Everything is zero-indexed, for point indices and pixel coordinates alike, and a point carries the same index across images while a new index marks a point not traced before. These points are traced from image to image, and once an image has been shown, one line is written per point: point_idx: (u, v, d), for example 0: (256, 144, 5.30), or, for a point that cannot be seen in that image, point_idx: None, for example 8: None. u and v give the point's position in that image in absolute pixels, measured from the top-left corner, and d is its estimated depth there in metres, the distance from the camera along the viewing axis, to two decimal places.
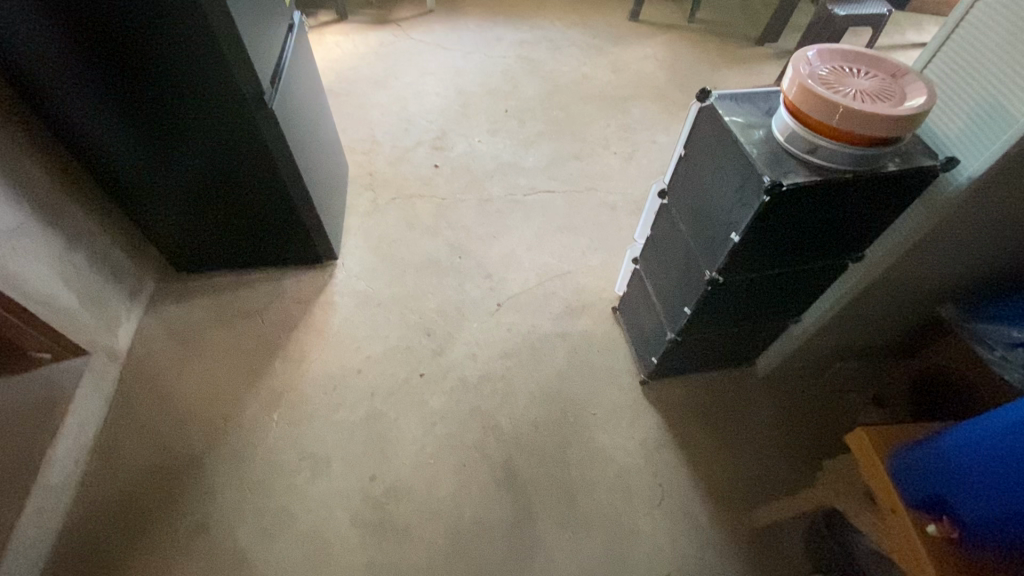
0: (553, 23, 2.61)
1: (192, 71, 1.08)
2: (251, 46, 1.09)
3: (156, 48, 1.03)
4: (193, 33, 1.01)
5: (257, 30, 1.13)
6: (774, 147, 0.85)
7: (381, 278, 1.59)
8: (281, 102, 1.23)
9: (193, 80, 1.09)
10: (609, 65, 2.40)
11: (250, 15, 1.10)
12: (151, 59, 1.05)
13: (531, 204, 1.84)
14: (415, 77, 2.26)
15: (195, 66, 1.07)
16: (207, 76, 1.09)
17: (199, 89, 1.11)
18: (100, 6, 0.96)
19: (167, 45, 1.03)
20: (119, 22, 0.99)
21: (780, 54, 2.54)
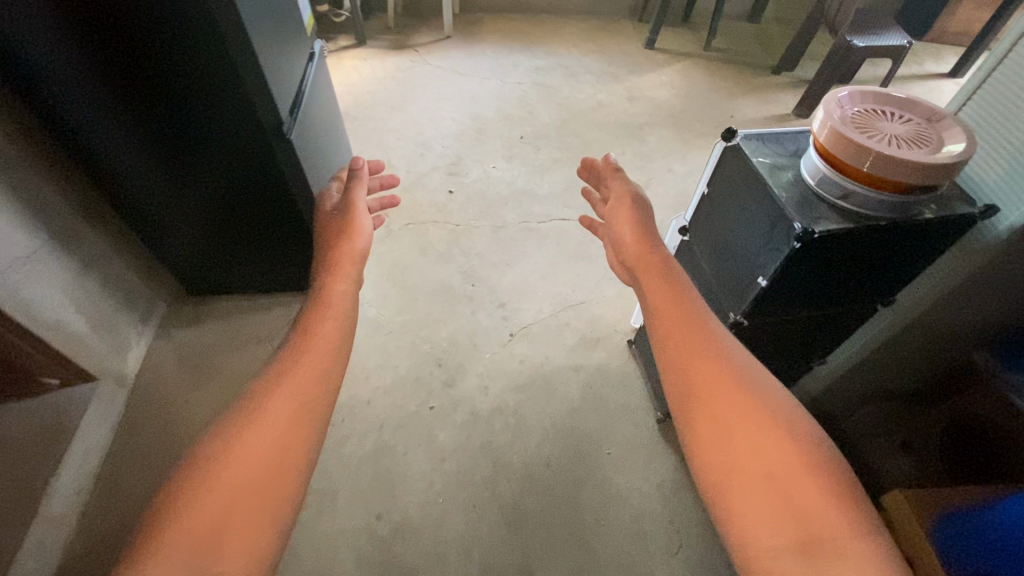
0: (570, 50, 2.63)
1: (208, 96, 1.07)
2: (267, 63, 1.07)
3: (168, 60, 1.01)
4: (205, 40, 0.99)
5: (277, 60, 1.13)
6: (803, 190, 0.82)
7: (393, 305, 1.58)
8: (292, 118, 1.20)
9: (209, 103, 1.09)
10: (625, 92, 2.41)
11: (268, 36, 1.08)
12: (163, 65, 1.02)
13: (544, 231, 1.82)
14: (431, 102, 2.28)
15: (212, 90, 1.06)
16: (218, 86, 1.06)
17: (210, 99, 1.08)
18: (113, 18, 0.95)
19: (178, 51, 1.00)
20: (132, 35, 0.97)
21: (797, 83, 2.53)
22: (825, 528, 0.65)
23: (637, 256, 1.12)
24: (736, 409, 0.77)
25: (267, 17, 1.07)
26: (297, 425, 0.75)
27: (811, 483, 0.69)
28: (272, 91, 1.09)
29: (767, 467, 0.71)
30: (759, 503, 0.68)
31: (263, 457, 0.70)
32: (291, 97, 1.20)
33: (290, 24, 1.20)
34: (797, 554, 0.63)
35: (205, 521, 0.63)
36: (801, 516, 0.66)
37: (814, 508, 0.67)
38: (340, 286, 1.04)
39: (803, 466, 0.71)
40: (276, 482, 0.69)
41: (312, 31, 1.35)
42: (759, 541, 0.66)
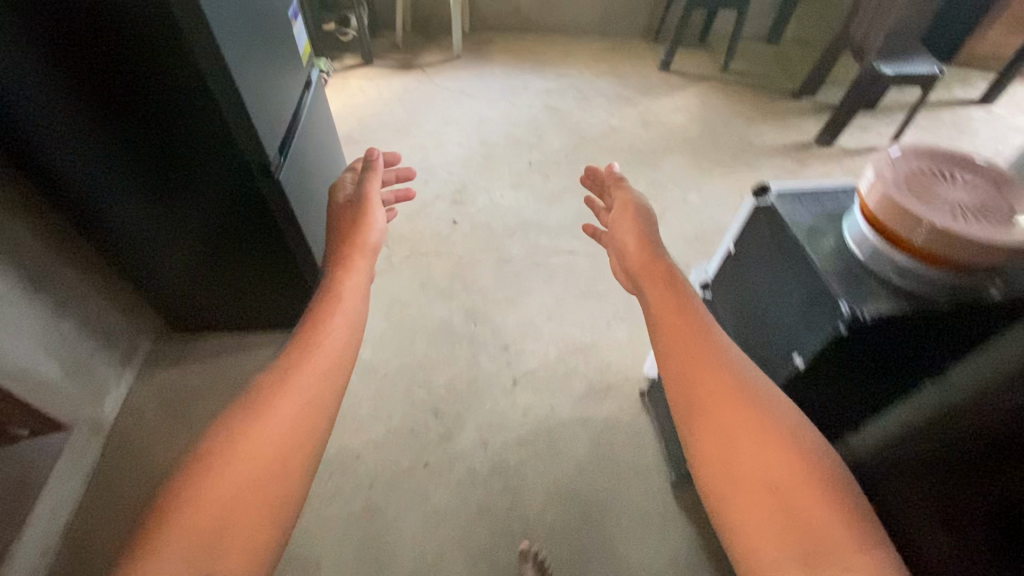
0: (582, 72, 2.56)
1: (191, 135, 1.00)
2: (250, 92, 0.99)
3: (148, 99, 0.94)
4: (178, 67, 0.90)
5: (265, 94, 1.05)
6: (848, 261, 0.72)
7: (389, 346, 1.48)
8: (278, 147, 1.11)
9: (192, 143, 1.01)
10: (638, 117, 2.32)
11: (252, 66, 1.00)
12: (133, 93, 0.93)
13: (552, 266, 1.72)
14: (437, 125, 2.21)
15: (195, 130, 0.99)
16: (194, 115, 0.97)
17: (186, 127, 0.98)
18: (91, 55, 0.88)
19: (150, 78, 0.91)
20: (111, 73, 0.90)
21: (819, 108, 2.43)
22: (827, 535, 0.55)
23: (642, 263, 1.04)
24: (731, 404, 0.67)
25: (252, 46, 1.00)
26: (310, 422, 0.67)
27: (813, 483, 0.59)
28: (254, 120, 1.00)
29: (762, 466, 0.61)
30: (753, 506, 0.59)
31: (270, 456, 0.62)
32: (279, 127, 1.11)
33: (280, 53, 1.12)
34: (797, 563, 0.54)
35: (205, 520, 0.55)
36: (800, 519, 0.56)
37: (814, 510, 0.57)
38: (353, 279, 0.95)
39: (804, 464, 0.61)
40: (285, 481, 0.61)
41: (309, 60, 1.28)
42: (754, 548, 0.57)
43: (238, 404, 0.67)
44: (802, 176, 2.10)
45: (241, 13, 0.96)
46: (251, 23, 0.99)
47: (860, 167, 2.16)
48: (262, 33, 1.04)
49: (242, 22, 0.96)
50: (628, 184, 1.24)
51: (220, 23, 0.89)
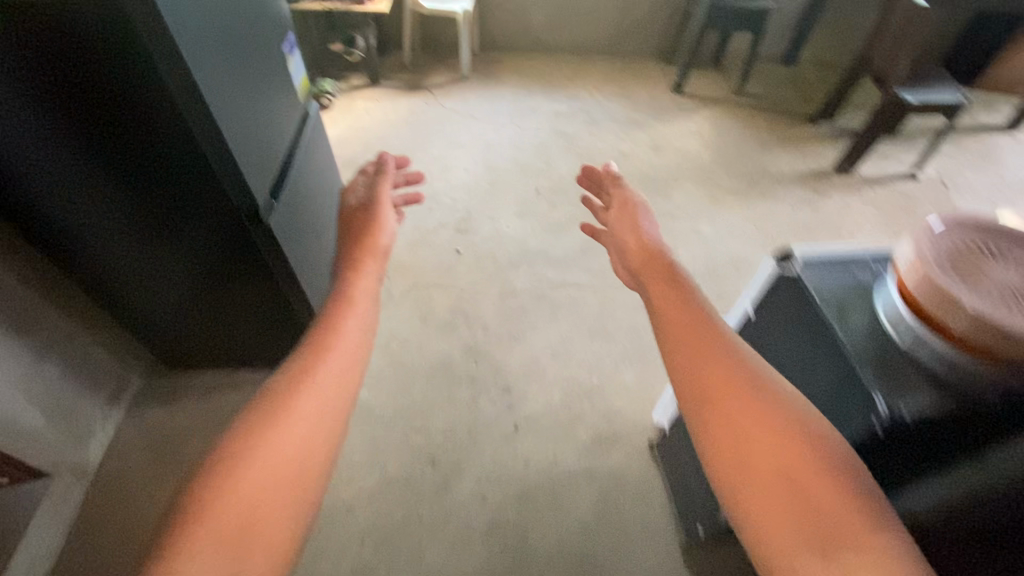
0: (592, 94, 2.51)
1: (179, 178, 0.95)
2: (236, 130, 0.92)
3: (134, 142, 0.89)
4: (154, 105, 0.84)
5: (257, 136, 1.00)
6: (883, 341, 0.65)
7: (386, 385, 1.42)
8: (268, 183, 1.05)
9: (181, 185, 0.96)
10: (649, 142, 2.26)
11: (240, 102, 0.94)
12: (110, 131, 0.87)
13: (558, 300, 1.66)
14: (443, 149, 2.17)
15: (183, 173, 0.94)
16: (174, 154, 0.91)
17: (167, 164, 0.93)
18: (73, 99, 0.83)
19: (127, 116, 0.85)
20: (94, 116, 0.85)
21: (837, 132, 2.35)
22: (842, 520, 0.50)
23: (640, 261, 1.03)
24: (734, 389, 0.62)
25: (241, 83, 0.94)
26: (327, 417, 0.64)
27: (823, 467, 0.54)
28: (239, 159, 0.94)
29: (770, 451, 0.56)
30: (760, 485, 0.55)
31: (295, 453, 0.59)
32: (269, 162, 1.05)
33: (273, 86, 1.06)
34: (814, 552, 0.49)
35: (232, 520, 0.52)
36: (813, 506, 0.52)
37: (826, 496, 0.52)
38: (364, 281, 0.93)
39: (812, 448, 0.56)
40: (309, 476, 0.59)
41: (306, 94, 1.23)
42: (768, 538, 0.52)
43: (259, 401, 0.63)
44: (820, 207, 2.03)
45: (228, 49, 0.90)
46: (239, 58, 0.93)
47: (881, 198, 2.08)
48: (252, 67, 0.98)
49: (228, 58, 0.90)
50: (624, 180, 1.26)
51: (201, 61, 0.83)
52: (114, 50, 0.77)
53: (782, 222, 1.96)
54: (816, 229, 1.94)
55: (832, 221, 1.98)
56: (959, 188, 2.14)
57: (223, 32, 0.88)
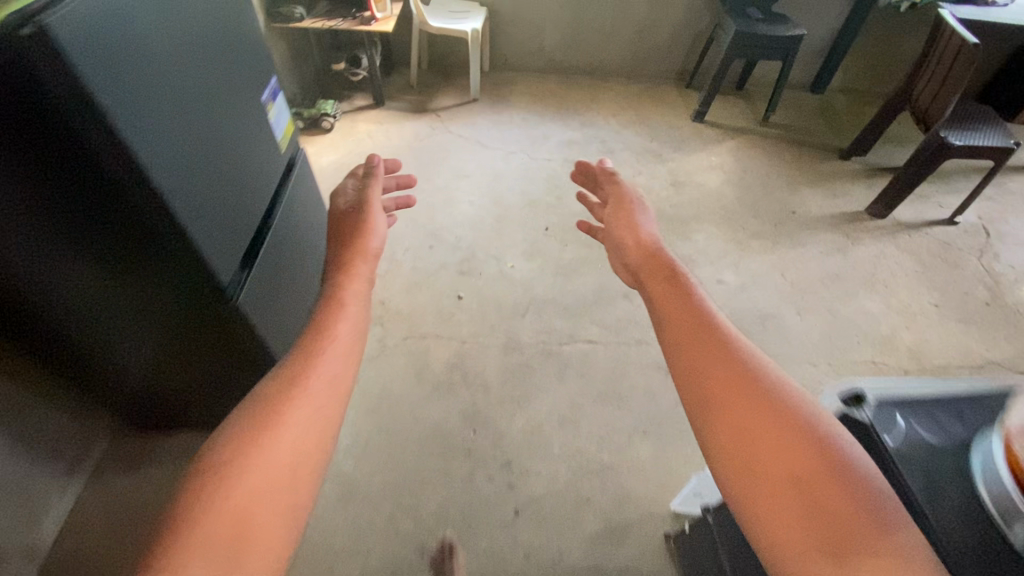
0: (607, 121, 2.39)
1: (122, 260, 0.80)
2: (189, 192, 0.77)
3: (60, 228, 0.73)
4: (86, 188, 0.69)
5: (223, 204, 0.86)
6: (994, 541, 0.50)
7: (375, 456, 1.29)
8: (233, 244, 0.90)
9: (124, 267, 0.81)
10: (667, 176, 2.13)
11: (195, 159, 0.78)
12: (20, 219, 0.70)
13: (567, 357, 1.52)
14: (449, 180, 2.05)
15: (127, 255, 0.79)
16: (115, 236, 0.76)
17: (101, 245, 0.77)
18: None
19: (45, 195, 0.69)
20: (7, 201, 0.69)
21: (869, 170, 2.20)
22: (854, 527, 0.41)
23: (642, 259, 0.91)
24: (738, 383, 0.52)
25: (196, 135, 0.78)
26: (335, 411, 0.53)
27: (834, 469, 0.45)
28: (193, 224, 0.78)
29: (772, 451, 0.47)
30: (768, 481, 0.45)
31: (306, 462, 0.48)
32: (233, 220, 0.90)
33: (241, 134, 0.91)
34: (825, 562, 0.40)
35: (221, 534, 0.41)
36: (821, 509, 0.42)
37: (837, 499, 0.43)
38: (357, 283, 0.86)
39: (821, 446, 0.46)
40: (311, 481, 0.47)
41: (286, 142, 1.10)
42: (773, 545, 0.43)
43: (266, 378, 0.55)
44: (852, 254, 1.88)
45: (179, 100, 0.74)
46: (195, 108, 0.78)
47: (919, 245, 1.92)
48: (213, 116, 0.82)
49: (180, 110, 0.74)
50: (620, 177, 1.16)
51: (139, 119, 0.67)
52: (12, 123, 0.61)
53: (812, 270, 1.81)
54: (849, 279, 1.79)
55: (866, 270, 1.83)
56: (1003, 236, 1.97)
57: (172, 81, 0.73)
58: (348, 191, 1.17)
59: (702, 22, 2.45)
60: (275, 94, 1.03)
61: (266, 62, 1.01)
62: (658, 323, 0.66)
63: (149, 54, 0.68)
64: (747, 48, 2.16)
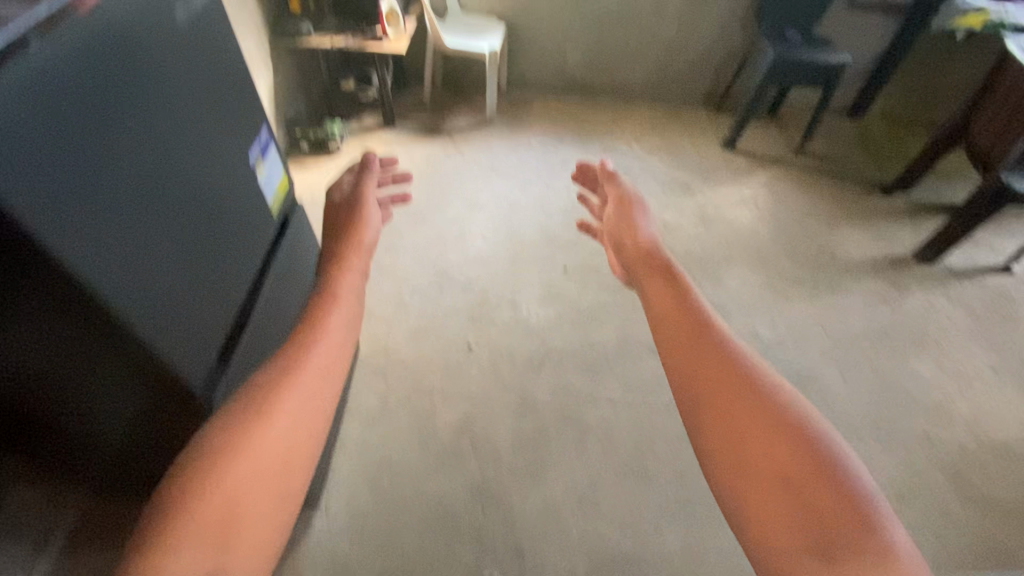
0: (630, 147, 2.25)
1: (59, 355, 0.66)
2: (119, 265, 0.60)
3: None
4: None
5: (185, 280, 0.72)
6: None
7: (373, 537, 1.16)
8: (177, 333, 0.72)
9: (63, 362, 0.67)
10: (695, 211, 1.99)
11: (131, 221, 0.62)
12: None
13: (587, 421, 1.37)
14: (461, 210, 1.92)
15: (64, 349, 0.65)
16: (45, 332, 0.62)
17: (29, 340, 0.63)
18: None
19: None
20: None
21: (915, 208, 2.04)
22: (840, 521, 0.49)
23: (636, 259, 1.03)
24: (735, 394, 0.61)
25: (131, 194, 0.62)
26: (315, 405, 0.60)
27: (820, 469, 0.53)
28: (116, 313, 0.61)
29: (766, 454, 0.55)
30: (755, 476, 0.54)
31: (287, 453, 0.54)
32: (182, 299, 0.72)
33: (204, 191, 0.76)
34: (813, 552, 0.48)
35: (212, 512, 0.47)
36: (811, 507, 0.51)
37: (826, 498, 0.51)
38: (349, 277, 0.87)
39: (811, 454, 0.54)
40: (294, 473, 0.55)
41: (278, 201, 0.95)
42: (761, 528, 0.52)
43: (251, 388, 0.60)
44: (899, 306, 1.72)
45: (106, 164, 0.58)
46: (129, 157, 0.62)
47: (972, 297, 1.76)
48: (156, 163, 0.66)
49: (111, 182, 0.59)
50: (618, 178, 1.32)
51: (24, 177, 0.49)
52: None
53: (855, 324, 1.66)
54: (896, 336, 1.64)
55: (915, 326, 1.67)
56: None
57: (92, 122, 0.57)
58: (345, 185, 1.22)
59: (734, 42, 2.30)
60: (257, 146, 0.88)
61: (236, 102, 0.84)
62: (656, 322, 0.77)
63: (53, 114, 0.52)
64: (785, 75, 2.00)
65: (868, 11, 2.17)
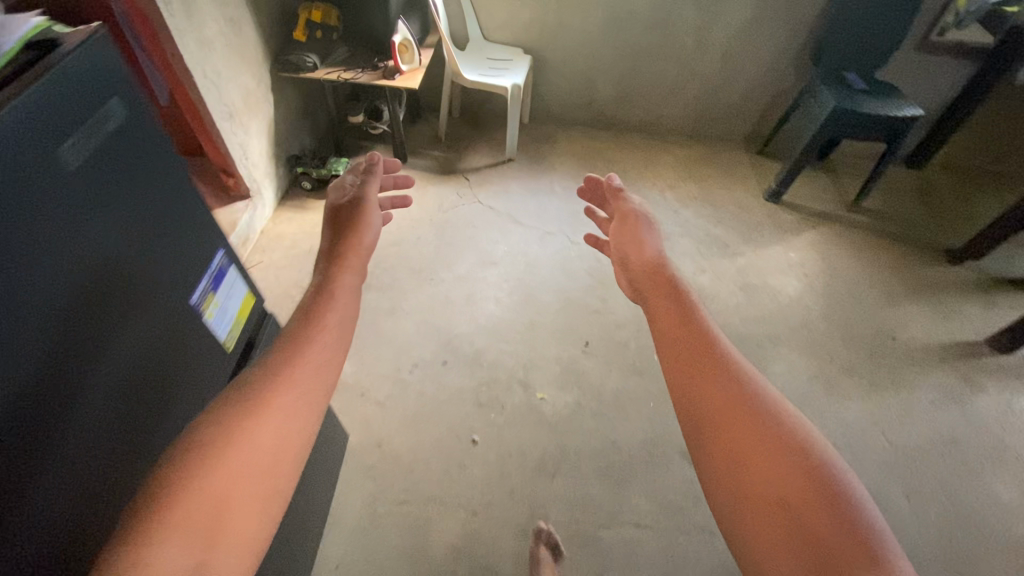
0: (663, 196, 2.04)
1: None
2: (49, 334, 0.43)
3: None
4: None
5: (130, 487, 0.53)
6: None
7: None
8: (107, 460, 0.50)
9: None
10: (735, 277, 1.77)
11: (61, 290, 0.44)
12: None
13: (607, 546, 1.18)
14: (473, 267, 1.73)
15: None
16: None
17: None
18: None
19: None
20: None
21: (986, 281, 1.80)
22: (849, 556, 0.41)
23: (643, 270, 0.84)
24: (738, 411, 0.52)
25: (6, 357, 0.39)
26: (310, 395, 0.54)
27: (826, 498, 0.45)
28: (43, 421, 0.42)
29: (771, 475, 0.47)
30: (760, 488, 0.47)
31: (275, 446, 0.49)
32: (134, 394, 0.53)
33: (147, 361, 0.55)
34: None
35: (201, 513, 0.42)
36: (818, 537, 0.43)
37: (833, 528, 0.43)
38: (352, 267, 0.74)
39: (820, 480, 0.46)
40: (285, 470, 0.49)
41: (235, 340, 0.73)
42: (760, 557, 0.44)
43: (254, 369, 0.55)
44: (971, 407, 1.49)
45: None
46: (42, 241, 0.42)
47: None
48: (93, 224, 0.47)
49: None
50: (629, 196, 1.00)
51: None
52: None
53: (919, 429, 1.44)
54: (969, 447, 1.42)
55: (993, 435, 1.44)
56: None
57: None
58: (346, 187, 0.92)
59: (784, 82, 2.07)
60: (198, 283, 0.64)
61: (189, 235, 0.61)
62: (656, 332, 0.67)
63: None
64: (844, 127, 1.77)
65: (940, 54, 1.92)
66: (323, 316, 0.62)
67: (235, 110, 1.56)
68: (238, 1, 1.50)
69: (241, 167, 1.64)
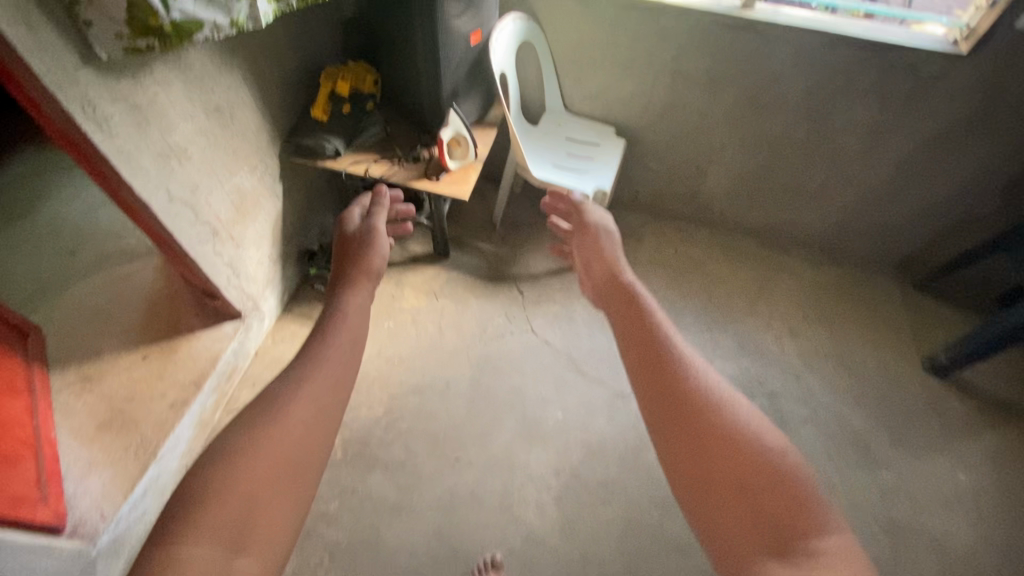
0: (781, 346, 1.52)
1: None
2: None
3: None
4: None
5: None
6: None
7: None
8: None
9: None
10: (875, 506, 1.26)
11: None
12: None
13: None
14: (514, 443, 1.30)
15: None
16: None
17: None
18: None
19: None
20: None
21: None
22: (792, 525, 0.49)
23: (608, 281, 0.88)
24: (692, 409, 0.59)
25: None
26: (328, 405, 0.58)
27: (776, 480, 0.52)
28: None
29: (725, 457, 0.54)
30: (724, 487, 0.52)
31: (285, 449, 0.52)
32: None
33: None
34: (771, 557, 0.47)
35: (231, 512, 0.47)
36: (758, 511, 0.50)
37: (774, 503, 0.50)
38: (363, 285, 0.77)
39: (772, 466, 0.53)
40: (303, 468, 0.53)
41: None
42: (724, 550, 0.50)
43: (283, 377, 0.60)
44: None
45: None
46: None
47: None
48: None
49: None
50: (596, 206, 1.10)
51: None
52: None
53: None
54: None
55: None
56: None
57: None
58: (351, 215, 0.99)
59: (977, 209, 1.46)
60: None
61: None
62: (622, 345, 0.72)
63: None
64: None
65: None
66: (337, 331, 0.66)
67: (222, 225, 1.16)
68: (229, 83, 1.07)
69: (230, 291, 1.26)
